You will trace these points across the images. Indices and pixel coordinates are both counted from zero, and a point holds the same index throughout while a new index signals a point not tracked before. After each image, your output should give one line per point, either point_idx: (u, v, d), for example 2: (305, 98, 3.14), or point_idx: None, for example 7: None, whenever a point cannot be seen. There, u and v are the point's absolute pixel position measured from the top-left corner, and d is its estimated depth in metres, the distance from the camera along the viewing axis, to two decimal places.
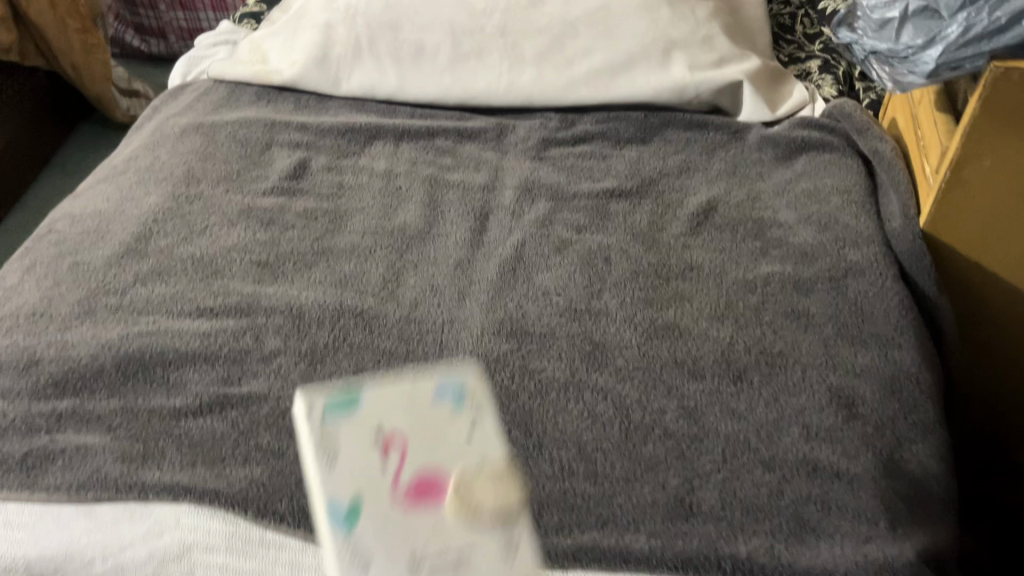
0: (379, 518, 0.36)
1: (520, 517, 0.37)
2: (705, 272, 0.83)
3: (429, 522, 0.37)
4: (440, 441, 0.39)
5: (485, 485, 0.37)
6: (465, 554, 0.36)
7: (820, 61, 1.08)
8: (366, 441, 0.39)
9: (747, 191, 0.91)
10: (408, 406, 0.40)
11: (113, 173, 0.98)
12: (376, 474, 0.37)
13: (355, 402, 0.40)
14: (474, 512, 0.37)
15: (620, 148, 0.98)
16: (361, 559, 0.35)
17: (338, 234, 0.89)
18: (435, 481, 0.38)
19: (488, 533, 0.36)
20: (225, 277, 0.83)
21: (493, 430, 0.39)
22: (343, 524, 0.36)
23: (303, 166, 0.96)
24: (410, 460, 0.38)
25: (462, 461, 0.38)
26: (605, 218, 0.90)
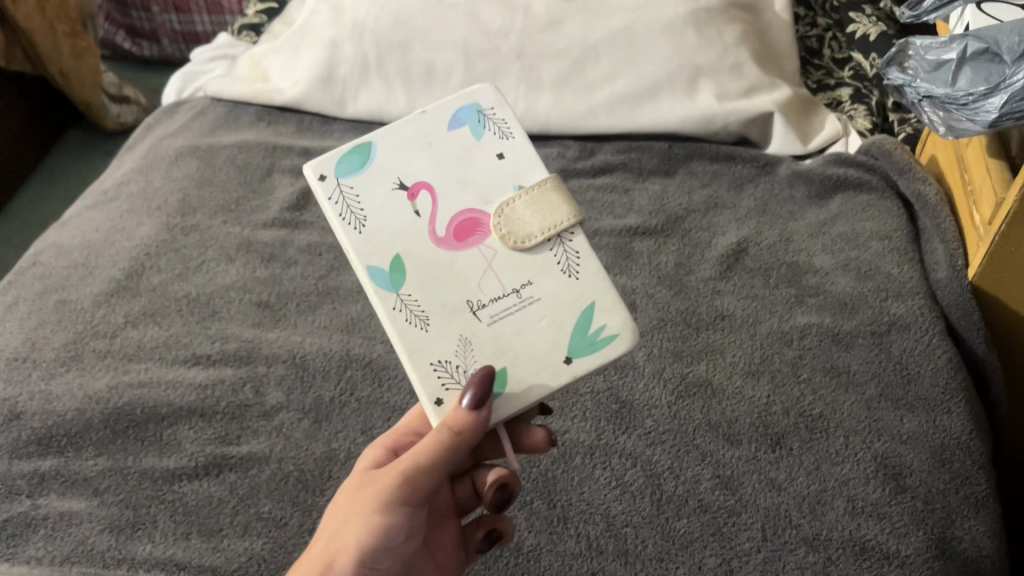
0: (440, 273, 0.59)
1: (577, 265, 0.60)
2: (737, 321, 0.78)
3: (509, 330, 0.58)
4: (471, 160, 0.62)
5: (529, 210, 0.60)
6: (540, 343, 0.57)
7: (851, 88, 1.03)
8: (408, 158, 0.62)
9: (779, 232, 0.86)
10: (427, 135, 0.63)
11: (103, 199, 0.92)
12: (426, 252, 0.59)
13: (370, 152, 0.62)
14: (548, 324, 0.58)
15: (642, 181, 0.93)
16: (460, 342, 0.58)
17: (343, 272, 0.83)
18: (476, 220, 0.60)
19: (548, 249, 0.60)
20: (223, 319, 0.78)
21: (505, 145, 0.63)
22: (428, 353, 0.57)
23: (306, 195, 0.90)
24: (440, 203, 0.60)
25: (493, 183, 0.61)
26: (629, 258, 0.85)
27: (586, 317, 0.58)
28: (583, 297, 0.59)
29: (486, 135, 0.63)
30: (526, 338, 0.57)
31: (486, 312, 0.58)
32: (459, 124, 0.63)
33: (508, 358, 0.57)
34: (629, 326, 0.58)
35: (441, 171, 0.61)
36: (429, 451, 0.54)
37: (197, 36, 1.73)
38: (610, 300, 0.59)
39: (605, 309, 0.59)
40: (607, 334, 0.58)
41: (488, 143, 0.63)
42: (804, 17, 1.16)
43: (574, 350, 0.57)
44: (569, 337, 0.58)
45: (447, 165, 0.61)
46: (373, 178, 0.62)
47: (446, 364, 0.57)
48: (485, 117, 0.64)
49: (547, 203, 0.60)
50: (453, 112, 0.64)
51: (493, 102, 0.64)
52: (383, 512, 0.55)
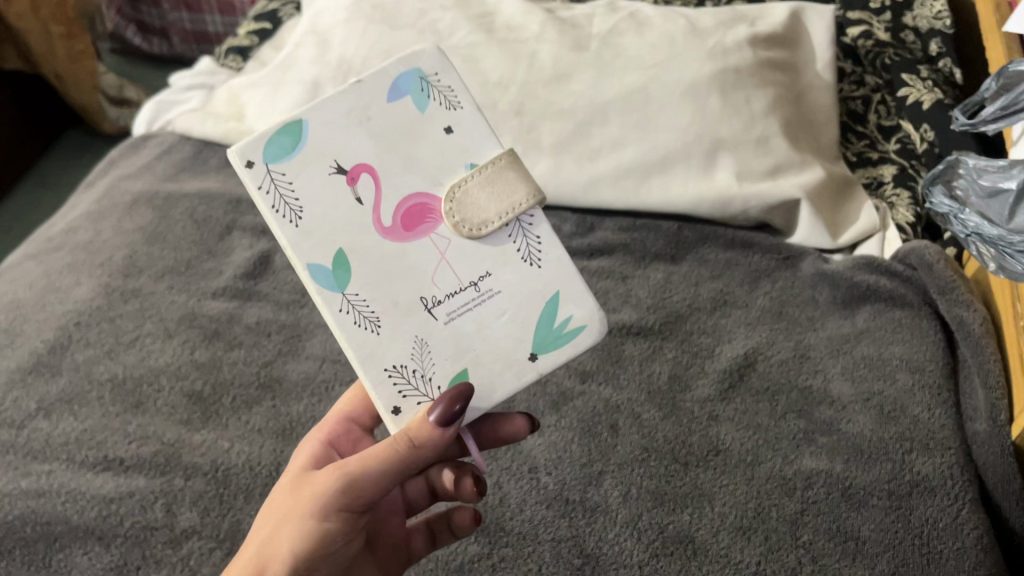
0: (390, 267, 0.55)
1: (540, 254, 0.57)
2: (733, 459, 0.67)
3: (467, 329, 0.55)
4: (419, 135, 0.56)
5: (488, 198, 0.56)
6: (504, 342, 0.56)
7: (896, 167, 0.93)
8: (341, 134, 0.55)
9: (794, 345, 0.74)
10: (363, 106, 0.55)
11: (47, 248, 0.83)
12: (375, 246, 0.54)
13: (300, 131, 0.54)
14: (510, 319, 0.56)
15: (644, 266, 0.82)
16: (414, 344, 0.55)
17: (291, 359, 0.73)
18: (429, 207, 0.55)
19: (509, 238, 0.57)
20: (147, 412, 0.69)
21: (454, 117, 0.57)
22: (380, 359, 0.54)
23: (265, 260, 0.81)
24: (390, 187, 0.55)
25: (449, 162, 0.56)
26: (617, 363, 0.74)
27: (551, 308, 0.57)
28: (547, 286, 0.57)
29: (432, 106, 0.56)
30: (485, 335, 0.55)
31: (442, 310, 0.55)
32: (401, 93, 0.56)
33: (468, 358, 0.55)
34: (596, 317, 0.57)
35: (386, 151, 0.55)
36: (382, 459, 0.52)
37: (208, 37, 1.64)
38: (577, 289, 0.57)
39: (570, 299, 0.57)
40: (573, 327, 0.57)
41: (436, 115, 0.56)
42: (851, 74, 1.04)
43: (539, 346, 0.56)
44: (534, 331, 0.56)
45: (390, 138, 0.55)
46: (306, 162, 0.54)
47: (398, 370, 0.54)
48: (429, 83, 0.57)
49: (508, 190, 0.56)
50: (392, 78, 0.56)
51: (436, 64, 0.57)
52: (323, 514, 0.53)
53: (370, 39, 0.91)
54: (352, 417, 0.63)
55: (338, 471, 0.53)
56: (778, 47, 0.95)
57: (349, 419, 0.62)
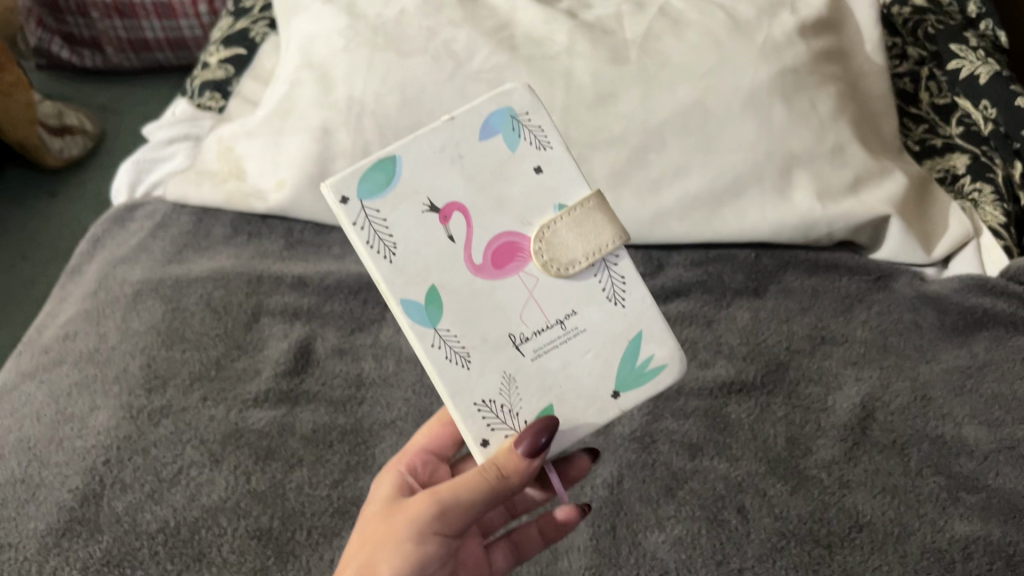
0: (480, 306, 0.51)
1: (624, 294, 0.53)
2: (880, 534, 0.61)
3: (555, 365, 0.52)
4: (506, 176, 0.52)
5: (575, 236, 0.51)
6: (586, 383, 0.52)
7: (968, 156, 0.85)
8: (435, 170, 0.51)
9: (911, 385, 0.68)
10: (457, 144, 0.51)
11: (46, 362, 0.72)
12: (463, 286, 0.51)
13: (394, 166, 0.50)
14: (594, 357, 0.52)
15: (726, 306, 0.75)
16: (504, 379, 0.51)
17: (364, 473, 0.64)
18: (515, 245, 0.51)
19: (592, 274, 0.52)
20: (213, 564, 0.59)
21: (545, 157, 0.52)
22: (472, 393, 0.50)
23: (305, 350, 0.71)
24: (478, 226, 0.51)
25: (532, 200, 0.52)
26: (724, 429, 0.67)
27: (633, 347, 0.53)
28: (630, 326, 0.53)
29: (524, 146, 0.52)
30: (574, 374, 0.52)
31: (530, 346, 0.51)
32: (493, 132, 0.52)
33: (554, 394, 0.52)
34: (675, 357, 0.54)
35: (476, 190, 0.51)
36: (473, 484, 0.49)
37: (147, 44, 1.46)
38: (658, 329, 0.53)
39: (653, 336, 0.53)
40: (657, 367, 0.53)
41: (526, 155, 0.52)
42: (891, 46, 0.95)
43: (622, 384, 0.53)
44: (617, 369, 0.53)
45: (479, 176, 0.51)
46: (400, 198, 0.50)
47: (489, 404, 0.50)
48: (520, 123, 0.52)
49: (594, 228, 0.52)
50: (484, 117, 0.52)
51: (529, 103, 0.53)
52: (420, 539, 0.49)
53: (377, 70, 0.79)
54: (433, 450, 0.58)
55: (429, 496, 0.50)
56: (826, 32, 0.84)
57: (428, 454, 0.58)
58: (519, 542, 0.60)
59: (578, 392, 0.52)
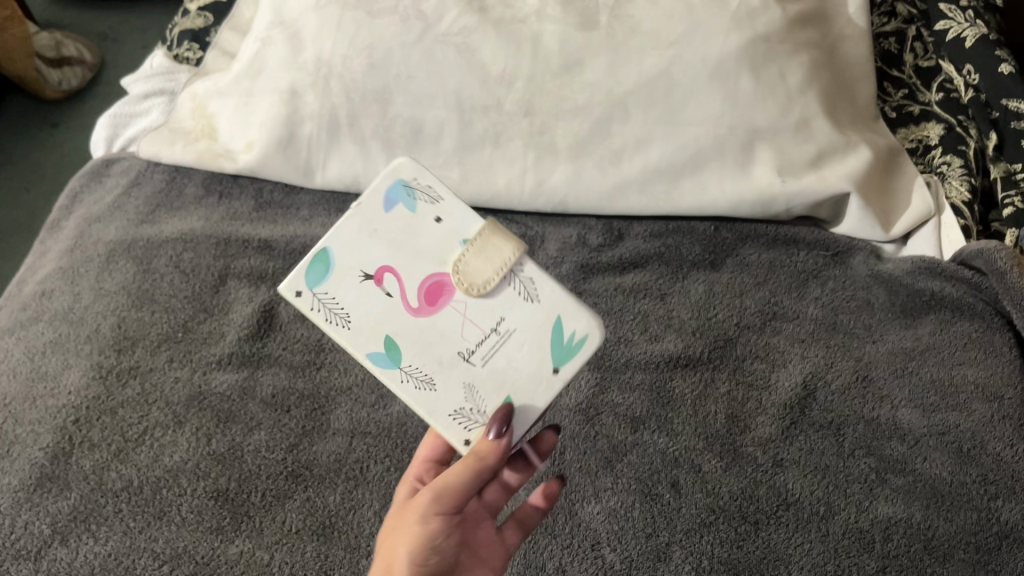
0: (431, 337, 0.54)
1: (535, 287, 0.54)
2: (806, 513, 0.63)
3: (503, 365, 0.53)
4: (416, 235, 0.55)
5: (483, 259, 0.54)
6: (529, 374, 0.53)
7: (943, 126, 0.83)
8: (361, 248, 0.55)
9: (855, 364, 0.69)
10: (369, 223, 0.55)
11: (24, 319, 0.75)
12: (412, 330, 0.54)
13: (327, 256, 0.55)
14: (528, 350, 0.54)
15: (682, 279, 0.76)
16: (466, 389, 0.53)
17: (318, 438, 0.67)
18: (441, 282, 0.54)
19: (508, 284, 0.54)
20: (172, 522, 0.63)
21: (442, 208, 0.55)
22: (442, 408, 0.53)
23: (269, 315, 0.74)
24: (408, 277, 0.54)
25: (443, 242, 0.55)
26: (667, 402, 0.69)
27: (558, 329, 0.54)
28: (549, 313, 0.54)
29: (422, 205, 0.55)
30: (519, 368, 0.53)
31: (477, 355, 0.54)
32: (393, 203, 0.55)
33: (506, 391, 0.53)
34: (596, 325, 0.54)
35: (397, 252, 0.54)
36: (462, 468, 0.50)
37: None
38: (573, 305, 0.54)
39: (572, 313, 0.54)
40: (581, 340, 0.54)
41: (424, 212, 0.55)
42: (880, 2, 0.92)
43: (559, 360, 0.53)
44: (550, 350, 0.54)
45: (400, 236, 0.55)
46: (340, 279, 0.54)
47: (460, 412, 0.53)
48: (414, 187, 0.56)
49: (494, 248, 0.54)
50: (382, 192, 0.56)
51: (415, 170, 0.56)
52: (426, 519, 0.51)
53: (345, 31, 0.78)
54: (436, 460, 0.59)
55: (429, 487, 0.52)
56: None
57: (429, 460, 0.58)
58: (522, 517, 0.58)
59: (524, 382, 0.53)
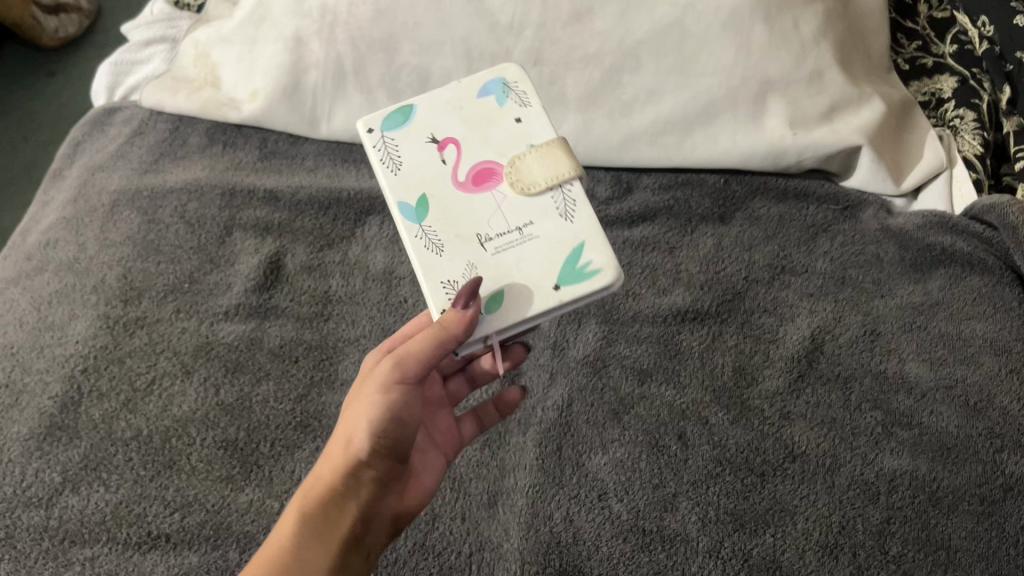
0: (461, 212, 0.56)
1: (574, 209, 0.55)
2: (812, 465, 0.63)
3: (510, 262, 0.54)
4: (494, 124, 0.58)
5: (540, 165, 0.56)
6: (532, 276, 0.54)
7: (957, 78, 0.82)
8: (440, 117, 0.59)
9: (863, 319, 0.69)
10: (458, 101, 0.59)
11: (29, 269, 0.75)
12: (447, 196, 0.56)
13: (410, 112, 0.60)
14: (538, 259, 0.54)
15: (690, 233, 0.76)
16: (467, 268, 0.54)
17: (327, 389, 0.68)
18: (494, 170, 0.57)
19: (549, 197, 0.56)
20: (183, 470, 0.63)
21: (528, 112, 0.59)
22: (441, 274, 0.54)
23: (275, 266, 0.74)
24: (468, 153, 0.57)
25: (511, 140, 0.58)
26: (675, 354, 0.69)
27: (574, 252, 0.54)
28: (575, 236, 0.55)
29: (511, 104, 0.59)
30: (524, 269, 0.54)
31: (492, 243, 0.55)
32: (488, 93, 0.60)
33: (504, 283, 0.53)
34: (613, 264, 0.54)
35: (471, 130, 0.58)
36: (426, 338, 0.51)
37: None
38: (600, 240, 0.55)
39: (593, 244, 0.54)
40: (593, 270, 0.53)
41: (510, 110, 0.59)
42: None
43: (563, 278, 0.53)
44: (559, 267, 0.54)
45: (468, 120, 0.59)
46: (410, 134, 0.58)
47: (454, 284, 0.54)
48: (512, 88, 0.60)
49: (554, 157, 0.56)
50: (483, 81, 0.60)
51: (521, 75, 0.60)
52: (387, 389, 0.51)
53: None
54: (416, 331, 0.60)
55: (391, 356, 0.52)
56: None
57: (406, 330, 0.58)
58: (482, 414, 0.63)
59: (522, 282, 0.53)
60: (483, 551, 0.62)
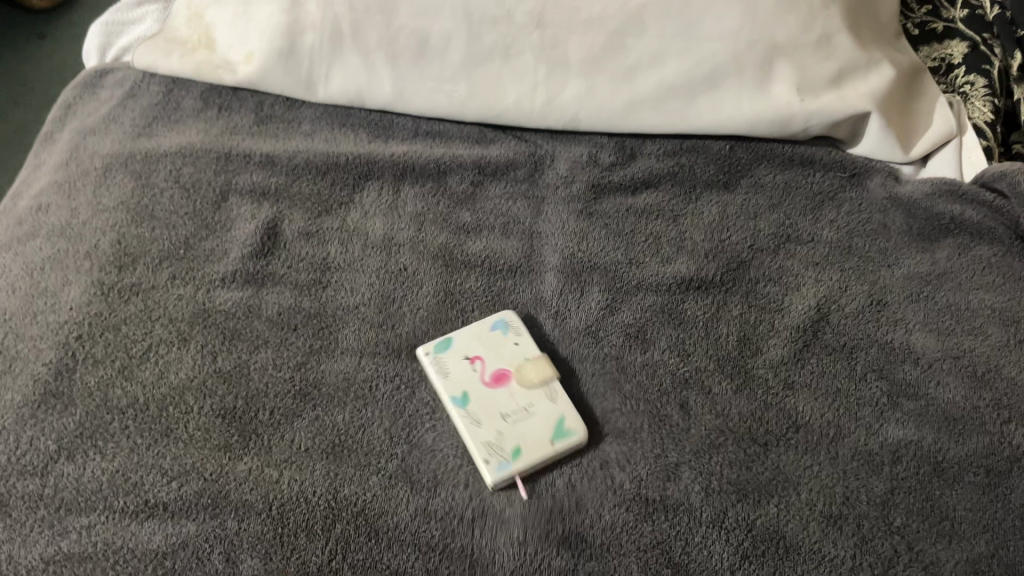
0: (486, 407, 0.64)
1: (559, 391, 0.65)
2: (816, 435, 0.63)
3: (520, 435, 0.63)
4: (500, 336, 0.67)
5: (534, 367, 0.66)
6: (531, 441, 0.62)
7: (968, 43, 0.80)
8: (469, 358, 0.66)
9: (869, 289, 0.69)
10: (479, 347, 0.67)
11: (20, 233, 0.73)
12: (480, 401, 0.64)
13: (449, 346, 0.67)
14: (536, 423, 0.63)
15: (694, 200, 0.75)
16: (490, 437, 0.63)
17: (326, 357, 0.67)
18: (505, 373, 0.66)
19: (542, 387, 0.65)
20: (180, 438, 0.63)
21: (528, 344, 0.67)
22: (476, 440, 0.62)
23: (272, 232, 0.73)
24: (488, 366, 0.66)
25: (513, 345, 0.67)
26: (679, 322, 0.68)
27: (560, 425, 0.63)
28: (560, 409, 0.64)
29: (514, 326, 0.68)
30: (529, 434, 0.62)
31: (510, 423, 0.63)
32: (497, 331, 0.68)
33: (519, 444, 0.62)
34: (584, 430, 0.63)
35: (486, 342, 0.67)
36: None
37: None
38: (575, 411, 0.64)
39: (572, 414, 0.63)
40: (571, 432, 0.63)
41: (513, 335, 0.68)
42: None
43: (556, 438, 0.62)
44: (553, 430, 0.63)
45: (493, 351, 0.67)
46: (448, 373, 0.65)
47: (491, 452, 0.62)
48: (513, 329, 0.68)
49: (544, 364, 0.66)
50: (492, 323, 0.68)
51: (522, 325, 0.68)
52: None
53: None
54: None
55: None
56: None
57: None
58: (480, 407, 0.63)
59: (530, 442, 0.62)
60: (487, 517, 0.60)
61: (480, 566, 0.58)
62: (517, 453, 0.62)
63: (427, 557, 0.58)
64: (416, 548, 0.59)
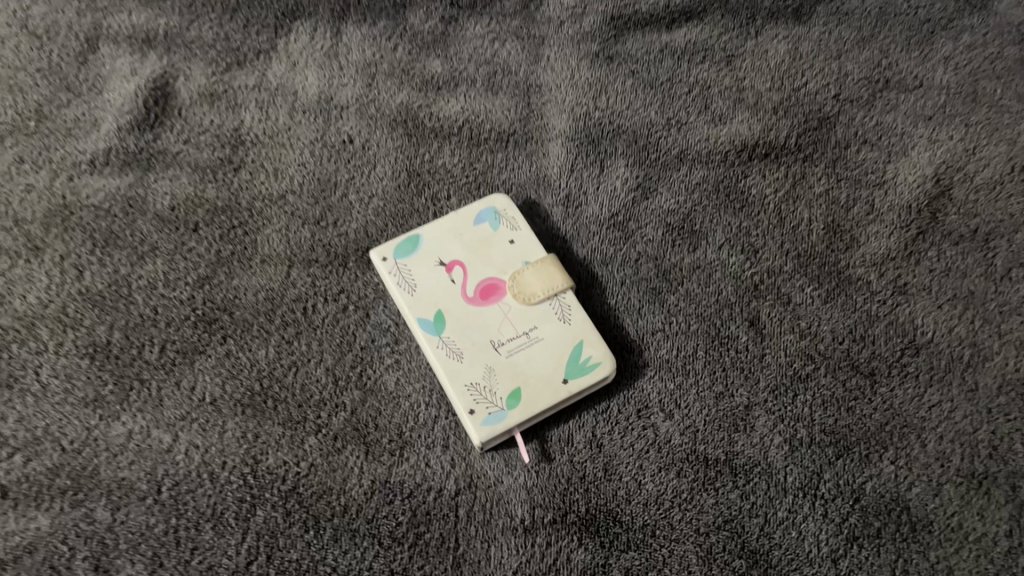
0: (470, 330, 0.43)
1: (573, 308, 0.45)
2: (946, 358, 0.44)
3: (522, 372, 0.42)
4: (488, 233, 0.47)
5: (537, 271, 0.45)
6: (535, 380, 0.42)
7: None
8: (444, 263, 0.46)
9: (1007, 150, 0.50)
10: (460, 246, 0.46)
11: None
12: (463, 321, 0.44)
13: (416, 247, 0.46)
14: (543, 353, 0.43)
15: (756, 38, 0.55)
16: (479, 373, 0.42)
17: (240, 268, 0.47)
18: (497, 285, 0.45)
19: (550, 303, 0.45)
20: (28, 389, 0.43)
21: (527, 243, 0.47)
22: (457, 377, 0.42)
23: (162, 96, 0.52)
24: (472, 274, 0.46)
25: (507, 247, 0.47)
26: (740, 205, 0.49)
27: (577, 356, 0.43)
28: (575, 334, 0.44)
29: (508, 220, 0.48)
30: (533, 370, 0.42)
31: (504, 353, 0.43)
32: (485, 225, 0.47)
33: (519, 383, 0.42)
34: (612, 363, 0.43)
35: (469, 241, 0.47)
36: None
37: None
38: (597, 335, 0.44)
39: (592, 339, 0.44)
40: (593, 366, 0.42)
41: (507, 233, 0.47)
42: None
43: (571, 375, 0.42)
44: (567, 365, 0.43)
45: (480, 253, 0.46)
46: (417, 286, 0.45)
47: (479, 395, 0.41)
48: (507, 223, 0.48)
49: (553, 268, 0.45)
50: (477, 216, 0.48)
51: (519, 219, 0.48)
52: None
53: None
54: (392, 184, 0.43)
55: None
56: None
57: None
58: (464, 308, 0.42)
59: (535, 381, 0.42)
60: (476, 489, 0.41)
61: (467, 565, 0.39)
62: (516, 398, 0.41)
63: (389, 554, 0.39)
64: (374, 540, 0.40)
